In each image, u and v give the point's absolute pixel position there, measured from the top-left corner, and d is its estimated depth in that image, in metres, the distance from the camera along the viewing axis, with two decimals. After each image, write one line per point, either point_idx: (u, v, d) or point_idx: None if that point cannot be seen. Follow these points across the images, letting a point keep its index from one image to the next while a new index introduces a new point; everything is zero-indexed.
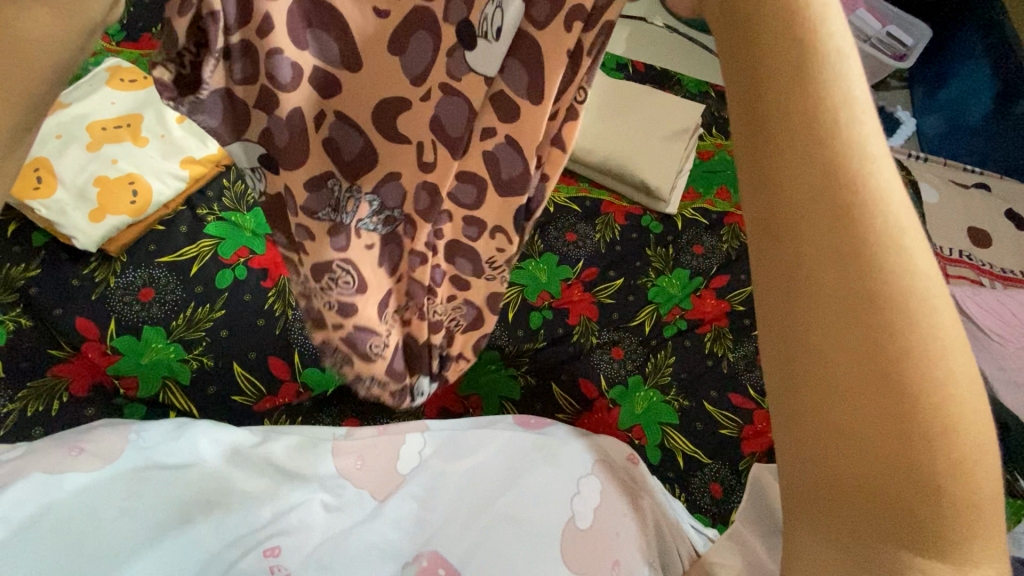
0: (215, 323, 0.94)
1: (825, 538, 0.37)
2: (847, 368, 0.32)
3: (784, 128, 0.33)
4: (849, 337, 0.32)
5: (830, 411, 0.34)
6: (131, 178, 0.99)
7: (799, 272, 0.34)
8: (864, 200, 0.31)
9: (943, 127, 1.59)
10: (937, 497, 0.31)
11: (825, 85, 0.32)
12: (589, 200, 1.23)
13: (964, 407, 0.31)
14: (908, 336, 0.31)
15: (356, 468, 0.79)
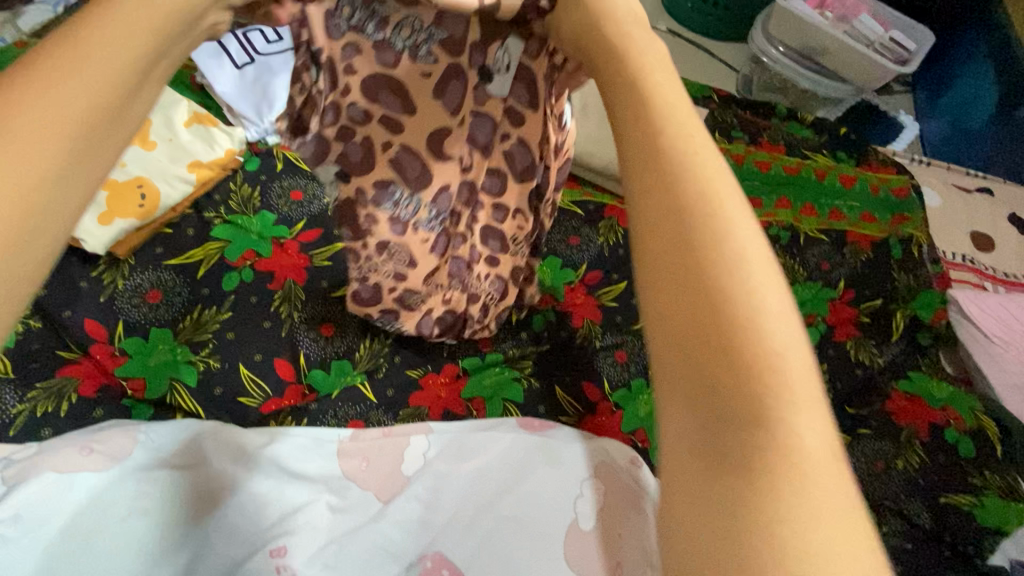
0: (222, 325, 0.96)
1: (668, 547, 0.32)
2: (683, 329, 0.33)
3: (635, 124, 0.38)
4: (683, 298, 0.33)
5: (678, 380, 0.32)
6: (139, 181, 1.00)
7: (645, 246, 0.36)
8: (698, 189, 0.35)
9: (946, 130, 1.60)
10: (755, 477, 0.30)
11: (658, 114, 0.38)
12: (592, 203, 1.24)
13: (797, 388, 0.31)
14: (734, 306, 0.32)
15: (361, 469, 0.80)
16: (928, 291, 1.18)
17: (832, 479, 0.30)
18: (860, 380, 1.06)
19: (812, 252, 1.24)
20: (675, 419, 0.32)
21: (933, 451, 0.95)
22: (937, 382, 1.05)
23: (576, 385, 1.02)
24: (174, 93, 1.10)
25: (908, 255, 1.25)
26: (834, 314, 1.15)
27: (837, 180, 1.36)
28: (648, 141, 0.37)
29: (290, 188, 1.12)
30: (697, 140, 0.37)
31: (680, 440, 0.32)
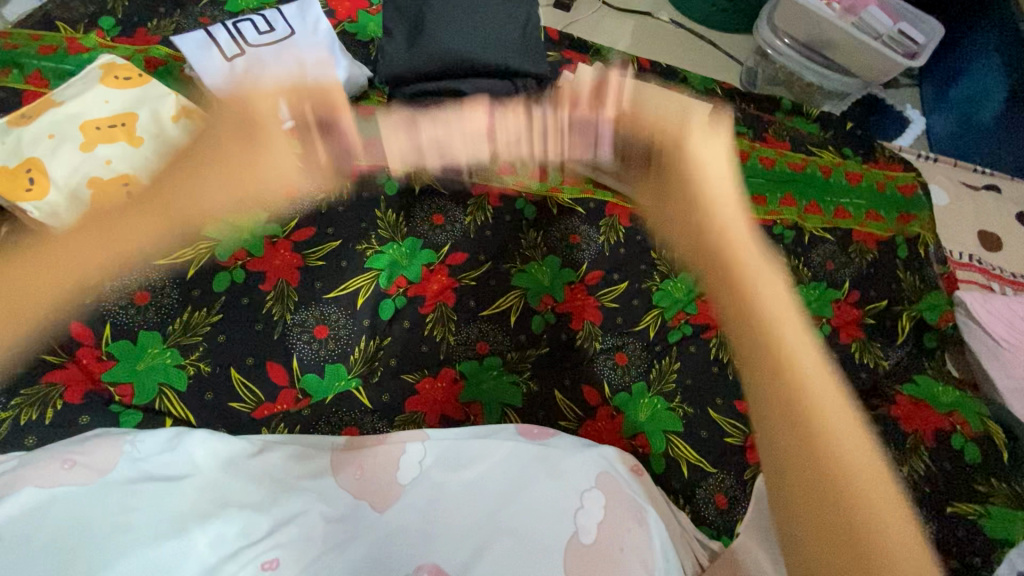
0: (213, 328, 0.94)
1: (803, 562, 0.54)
2: (814, 515, 0.54)
3: (732, 291, 0.64)
4: (810, 487, 0.55)
5: (777, 462, 0.58)
6: (126, 179, 0.96)
7: (800, 403, 0.57)
8: (808, 410, 0.57)
9: (953, 126, 1.55)
10: (860, 554, 0.51)
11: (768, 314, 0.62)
12: (593, 201, 1.21)
13: (836, 436, 0.56)
14: (847, 474, 0.54)
15: (354, 477, 0.78)
16: (934, 292, 1.16)
17: (908, 543, 0.53)
18: (863, 384, 1.04)
19: (818, 251, 1.21)
20: (769, 448, 0.59)
21: (938, 458, 0.93)
22: (943, 386, 1.03)
23: (576, 389, 1.00)
24: (162, 86, 1.06)
25: (914, 255, 1.23)
26: (838, 315, 1.13)
27: (843, 177, 1.34)
28: (730, 265, 0.65)
29: (282, 185, 1.09)
30: (758, 269, 0.65)
31: (804, 532, 0.54)
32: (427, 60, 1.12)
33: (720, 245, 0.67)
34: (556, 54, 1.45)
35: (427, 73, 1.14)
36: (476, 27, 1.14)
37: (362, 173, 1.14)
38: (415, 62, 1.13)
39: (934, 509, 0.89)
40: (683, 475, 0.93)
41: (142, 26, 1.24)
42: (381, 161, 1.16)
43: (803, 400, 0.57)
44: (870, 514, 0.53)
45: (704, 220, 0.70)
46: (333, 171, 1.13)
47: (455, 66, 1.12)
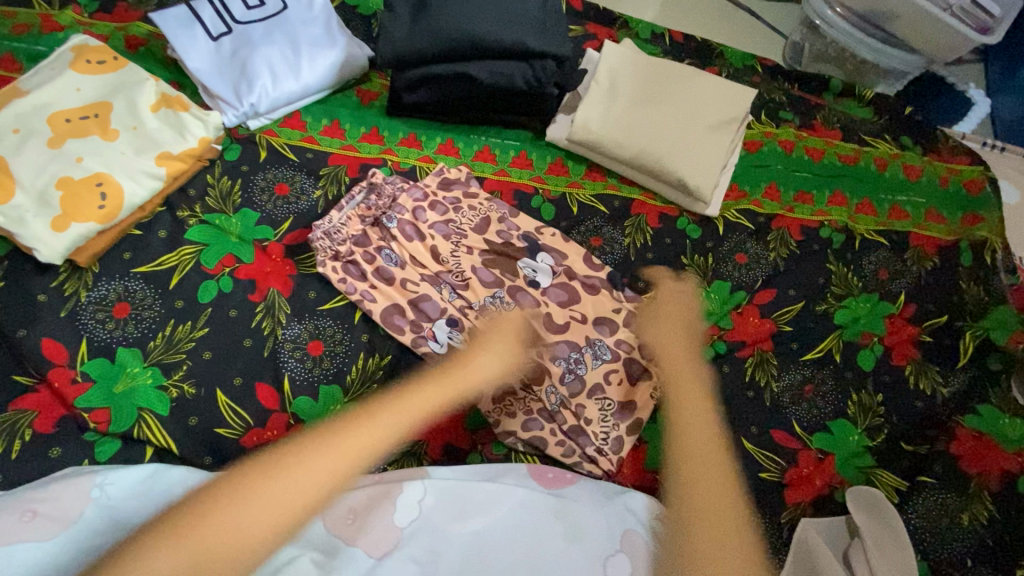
0: (198, 344, 0.86)
1: (697, 526, 0.66)
2: (698, 491, 0.69)
3: (705, 451, 0.73)
4: (706, 492, 0.69)
5: (684, 460, 0.72)
6: (99, 178, 0.87)
7: (721, 498, 0.68)
8: (721, 485, 0.70)
9: (1022, 109, 1.39)
10: (692, 488, 0.69)
11: (722, 488, 0.69)
12: (618, 199, 1.09)
13: (729, 467, 0.72)
14: (718, 496, 0.68)
15: (346, 523, 0.71)
16: (1003, 306, 1.03)
17: (724, 479, 0.70)
18: (917, 413, 0.94)
19: (869, 259, 1.08)
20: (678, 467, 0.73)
21: (1004, 505, 0.83)
22: (1010, 419, 0.91)
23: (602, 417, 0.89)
24: (138, 71, 0.95)
25: (978, 263, 1.08)
26: (892, 333, 1.01)
27: (899, 172, 1.19)
28: (683, 387, 0.82)
29: (274, 181, 0.99)
30: (723, 480, 0.70)
31: (675, 531, 0.68)
32: (428, 37, 0.99)
33: (685, 378, 0.83)
34: (578, 29, 1.30)
35: (435, 57, 1.00)
36: (491, 6, 1.00)
37: (363, 167, 1.04)
38: (414, 40, 0.99)
39: (1001, 567, 0.79)
40: None
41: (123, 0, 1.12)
42: (383, 154, 1.06)
43: (716, 449, 0.73)
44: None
45: (703, 415, 0.78)
46: (331, 165, 1.03)
47: (466, 51, 1.00)
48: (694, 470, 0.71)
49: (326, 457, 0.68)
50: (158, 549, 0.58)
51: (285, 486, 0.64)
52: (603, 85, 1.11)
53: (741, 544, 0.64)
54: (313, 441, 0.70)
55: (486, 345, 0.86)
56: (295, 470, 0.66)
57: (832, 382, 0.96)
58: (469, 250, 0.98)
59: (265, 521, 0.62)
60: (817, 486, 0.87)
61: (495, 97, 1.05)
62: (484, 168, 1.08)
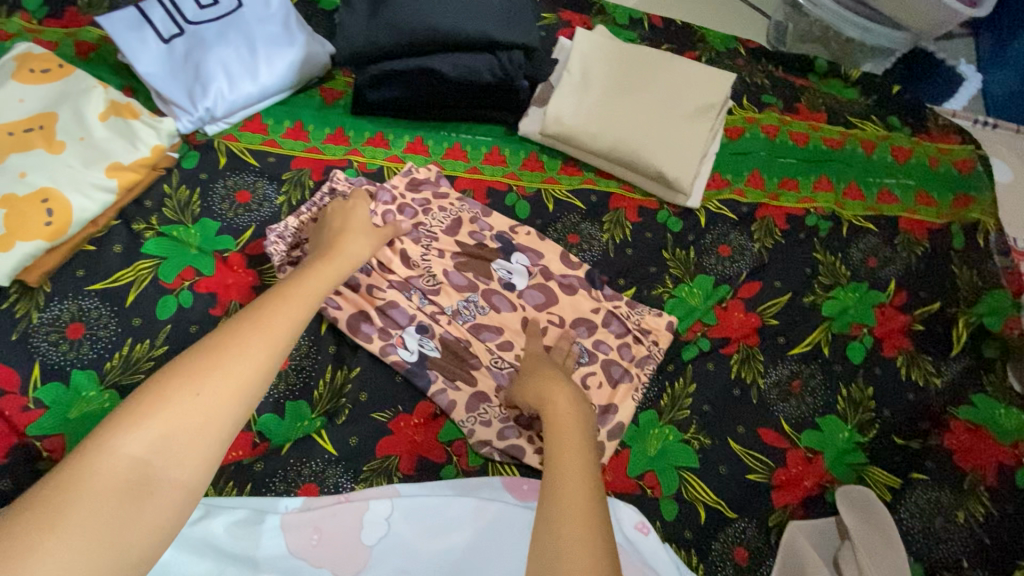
0: (157, 363, 0.82)
1: (585, 498, 0.53)
2: (558, 472, 0.56)
3: (559, 427, 0.64)
4: (575, 480, 0.54)
5: (562, 458, 0.58)
6: (45, 194, 0.83)
7: (574, 497, 0.53)
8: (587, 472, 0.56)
9: (1013, 84, 1.35)
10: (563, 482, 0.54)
11: (579, 477, 0.55)
12: (595, 193, 1.05)
13: (591, 463, 0.58)
14: (580, 482, 0.54)
15: (313, 543, 0.69)
16: (996, 292, 0.99)
17: (590, 481, 0.55)
18: (910, 406, 0.90)
19: (858, 246, 1.04)
20: (574, 465, 0.57)
21: (1000, 500, 0.81)
22: (1008, 410, 0.89)
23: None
24: (85, 79, 0.91)
25: (971, 247, 1.05)
26: (883, 323, 0.97)
27: (888, 154, 1.15)
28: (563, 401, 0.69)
29: (234, 189, 0.95)
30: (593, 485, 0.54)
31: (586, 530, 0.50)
32: (389, 31, 0.95)
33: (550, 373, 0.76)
34: (552, 17, 1.25)
35: (392, 51, 0.97)
36: None
37: (328, 170, 0.99)
38: (375, 35, 0.96)
39: (999, 567, 0.76)
40: (698, 521, 0.81)
41: (73, 4, 1.07)
42: (349, 155, 1.01)
43: (578, 433, 0.63)
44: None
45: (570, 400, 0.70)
46: (294, 169, 0.98)
47: (424, 42, 0.96)
48: (569, 458, 0.58)
49: (287, 320, 0.59)
50: (120, 432, 0.47)
51: (257, 355, 0.55)
52: (577, 74, 1.06)
53: (587, 530, 0.49)
54: (275, 297, 0.62)
55: (351, 231, 0.82)
56: (271, 321, 0.58)
57: (821, 377, 0.93)
58: (442, 251, 0.94)
59: (185, 412, 0.50)
60: (806, 486, 0.84)
61: (462, 91, 1.01)
62: (456, 166, 1.04)
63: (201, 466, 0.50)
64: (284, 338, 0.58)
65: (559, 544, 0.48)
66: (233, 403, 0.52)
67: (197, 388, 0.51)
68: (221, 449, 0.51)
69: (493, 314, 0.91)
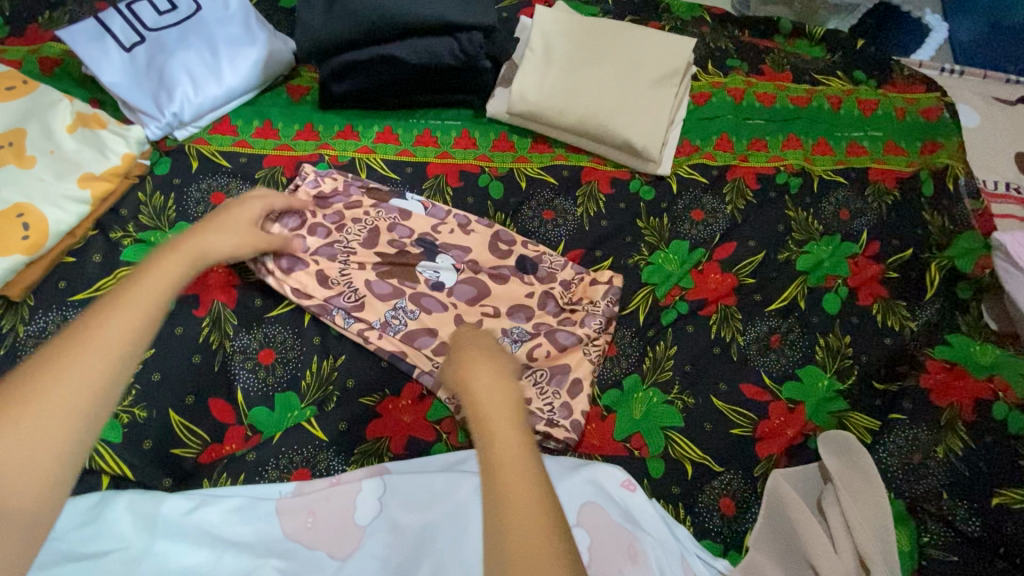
0: (145, 366, 0.84)
1: (523, 495, 0.44)
2: (489, 463, 0.46)
3: (473, 398, 0.51)
4: (509, 470, 0.45)
5: (487, 447, 0.47)
6: (20, 209, 0.84)
7: (508, 491, 0.44)
8: (520, 458, 0.46)
9: (979, 29, 1.35)
10: (495, 478, 0.45)
11: (513, 467, 0.46)
12: (567, 168, 1.06)
13: (524, 443, 0.48)
14: (512, 470, 0.45)
15: (308, 526, 0.71)
16: (967, 234, 1.01)
17: (523, 467, 0.46)
18: (886, 350, 0.92)
19: (829, 199, 1.06)
20: (498, 452, 0.47)
21: (980, 433, 0.81)
22: (981, 345, 0.91)
23: (542, 393, 0.86)
24: (50, 93, 0.93)
25: (941, 192, 1.06)
26: (857, 273, 0.99)
27: (855, 107, 1.15)
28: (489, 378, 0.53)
29: (209, 191, 0.96)
30: (528, 471, 0.46)
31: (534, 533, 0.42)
32: (349, 20, 0.97)
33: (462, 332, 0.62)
34: None
35: (352, 41, 0.99)
36: None
37: (300, 165, 1.00)
38: (334, 25, 0.98)
39: (978, 500, 0.76)
40: (685, 477, 0.83)
41: (35, 21, 1.08)
42: (320, 149, 1.02)
43: (506, 401, 0.51)
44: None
45: (488, 356, 0.57)
46: (267, 167, 0.99)
47: (383, 29, 0.98)
48: (496, 444, 0.47)
49: (119, 331, 0.52)
50: None
51: (88, 373, 0.49)
52: (538, 51, 1.07)
53: (547, 556, 0.41)
54: (120, 294, 0.54)
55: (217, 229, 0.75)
56: (107, 328, 0.51)
57: (799, 329, 0.94)
58: (362, 264, 0.92)
59: (21, 438, 0.46)
60: (789, 436, 0.86)
61: (426, 76, 1.02)
62: (427, 152, 1.04)
63: (46, 488, 0.46)
64: (120, 350, 0.51)
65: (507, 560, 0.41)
66: (70, 426, 0.47)
67: (36, 406, 0.47)
68: (68, 470, 0.47)
69: (424, 316, 0.90)
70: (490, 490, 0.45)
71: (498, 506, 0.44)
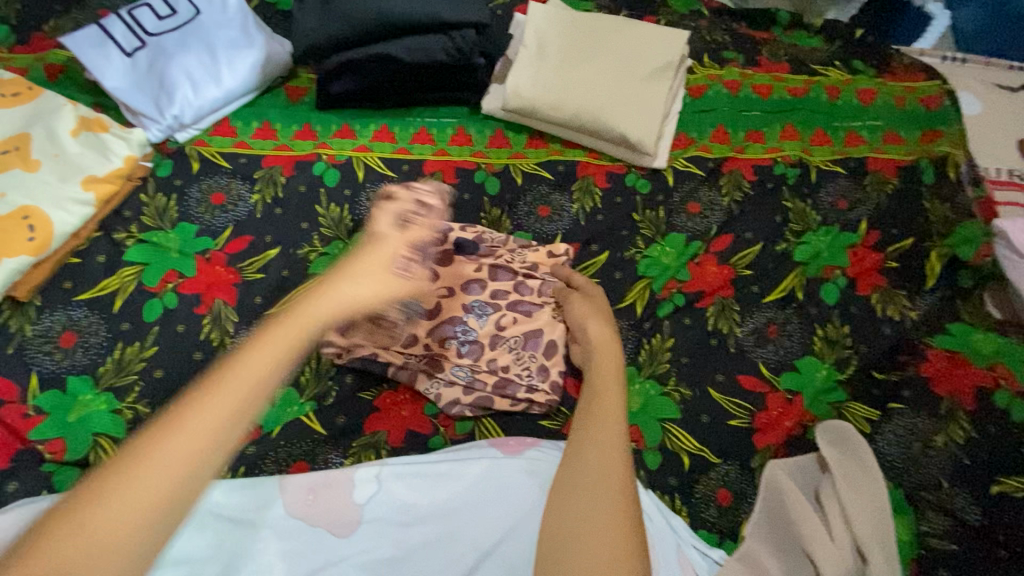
0: (148, 363, 0.85)
1: (615, 459, 0.63)
2: (594, 433, 0.66)
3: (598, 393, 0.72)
4: (609, 441, 0.65)
5: (595, 421, 0.68)
6: (26, 211, 0.86)
7: (605, 455, 0.64)
8: (617, 437, 0.66)
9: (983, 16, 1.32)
10: (596, 440, 0.65)
11: (613, 442, 0.65)
12: (562, 163, 1.06)
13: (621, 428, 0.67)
14: (612, 447, 0.64)
15: (308, 503, 0.72)
16: (969, 221, 0.99)
17: (617, 445, 0.65)
18: (886, 340, 0.91)
19: (827, 190, 1.05)
20: (601, 429, 0.67)
21: (982, 423, 0.80)
22: (983, 334, 0.89)
23: (519, 358, 0.87)
24: (54, 98, 0.95)
25: (942, 180, 1.05)
26: (855, 263, 0.98)
27: (853, 97, 1.15)
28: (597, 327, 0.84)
29: (210, 192, 0.98)
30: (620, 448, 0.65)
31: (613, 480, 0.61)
32: (344, 25, 1.00)
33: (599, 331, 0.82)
34: None
35: (346, 41, 1.01)
36: None
37: (298, 165, 1.01)
38: (328, 28, 1.00)
39: (977, 488, 0.76)
40: (682, 468, 0.83)
41: (40, 30, 1.10)
42: (318, 149, 1.03)
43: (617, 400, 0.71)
44: (591, 543, 0.57)
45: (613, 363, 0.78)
46: (265, 167, 1.01)
47: (376, 28, 1.00)
48: (603, 423, 0.67)
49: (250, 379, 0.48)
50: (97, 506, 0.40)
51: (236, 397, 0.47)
52: (531, 47, 1.08)
53: (616, 499, 0.60)
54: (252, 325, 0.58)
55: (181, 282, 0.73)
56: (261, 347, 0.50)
57: (797, 321, 0.94)
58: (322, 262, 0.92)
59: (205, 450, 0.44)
60: (786, 427, 0.86)
61: (419, 75, 1.03)
62: (423, 150, 1.05)
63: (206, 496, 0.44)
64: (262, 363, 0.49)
65: (590, 472, 0.62)
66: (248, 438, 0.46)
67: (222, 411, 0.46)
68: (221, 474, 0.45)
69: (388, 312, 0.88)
70: (596, 445, 0.65)
71: (590, 457, 0.64)
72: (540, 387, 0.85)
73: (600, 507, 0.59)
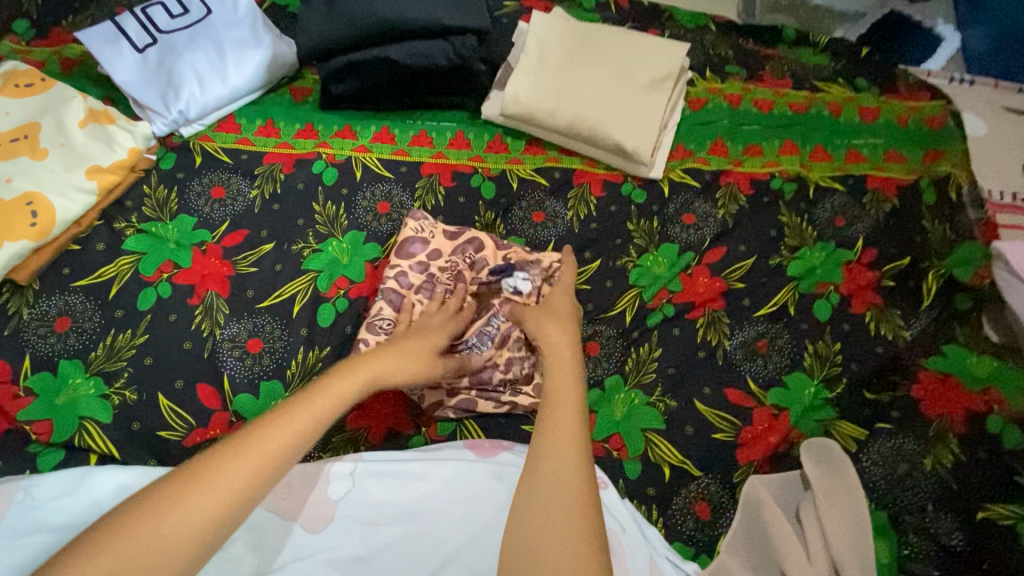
0: (138, 351, 0.87)
1: (569, 482, 0.60)
2: (547, 452, 0.63)
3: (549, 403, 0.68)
4: (562, 460, 0.62)
5: (547, 440, 0.64)
6: (30, 198, 0.89)
7: (559, 477, 0.61)
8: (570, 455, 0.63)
9: (993, 40, 1.29)
10: (548, 460, 0.62)
11: (567, 461, 0.62)
12: (558, 171, 1.07)
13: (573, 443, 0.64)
14: (565, 468, 0.61)
15: (282, 497, 0.73)
16: (969, 243, 0.98)
17: (570, 464, 0.62)
18: (878, 359, 0.90)
19: (824, 206, 1.04)
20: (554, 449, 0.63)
21: (971, 447, 0.79)
22: (979, 357, 0.88)
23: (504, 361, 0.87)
24: (65, 90, 0.97)
25: (943, 201, 1.03)
26: (850, 280, 0.97)
27: (855, 115, 1.14)
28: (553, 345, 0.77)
29: (210, 186, 1.00)
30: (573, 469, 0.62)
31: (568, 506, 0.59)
32: (348, 27, 1.01)
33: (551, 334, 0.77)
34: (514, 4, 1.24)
35: (349, 44, 1.03)
36: None
37: (297, 163, 1.03)
38: (334, 31, 1.02)
39: (964, 514, 0.75)
40: (663, 480, 0.82)
41: (58, 24, 1.14)
42: (318, 148, 1.05)
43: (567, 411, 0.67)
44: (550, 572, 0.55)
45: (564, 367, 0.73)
46: (265, 164, 1.03)
47: (379, 31, 1.02)
48: (556, 442, 0.63)
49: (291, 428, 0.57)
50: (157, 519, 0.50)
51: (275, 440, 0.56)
52: (533, 55, 1.09)
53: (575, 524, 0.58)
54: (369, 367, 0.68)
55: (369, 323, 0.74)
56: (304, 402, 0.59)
57: (788, 336, 0.93)
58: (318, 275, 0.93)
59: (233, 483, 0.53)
60: (772, 443, 0.84)
61: (421, 79, 1.05)
62: (421, 152, 1.06)
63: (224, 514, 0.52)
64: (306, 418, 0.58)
65: (544, 498, 0.60)
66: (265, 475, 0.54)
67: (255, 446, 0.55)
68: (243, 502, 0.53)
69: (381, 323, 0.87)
70: (548, 467, 0.61)
71: (545, 481, 0.61)
72: (524, 391, 0.85)
73: (563, 537, 0.57)
